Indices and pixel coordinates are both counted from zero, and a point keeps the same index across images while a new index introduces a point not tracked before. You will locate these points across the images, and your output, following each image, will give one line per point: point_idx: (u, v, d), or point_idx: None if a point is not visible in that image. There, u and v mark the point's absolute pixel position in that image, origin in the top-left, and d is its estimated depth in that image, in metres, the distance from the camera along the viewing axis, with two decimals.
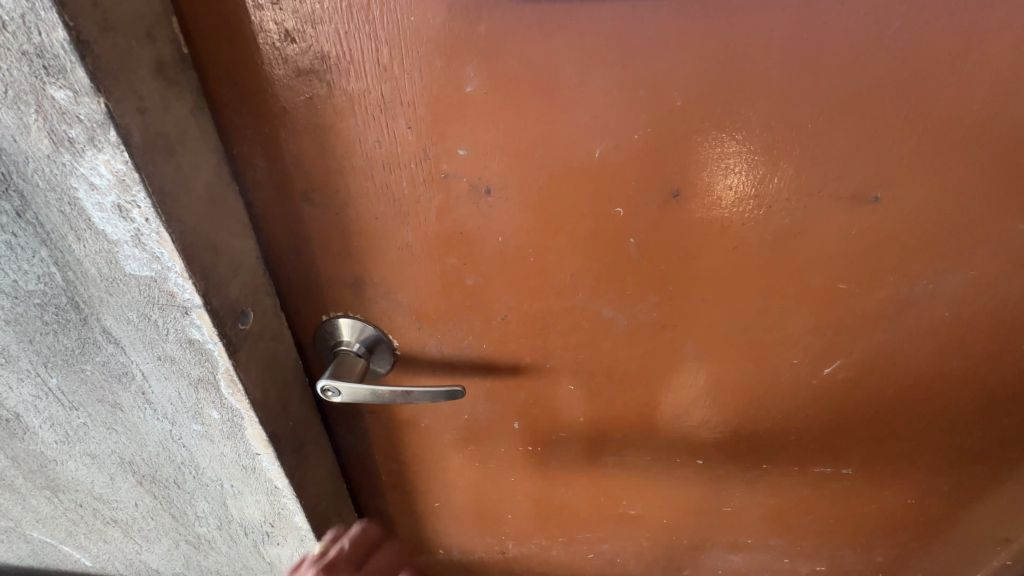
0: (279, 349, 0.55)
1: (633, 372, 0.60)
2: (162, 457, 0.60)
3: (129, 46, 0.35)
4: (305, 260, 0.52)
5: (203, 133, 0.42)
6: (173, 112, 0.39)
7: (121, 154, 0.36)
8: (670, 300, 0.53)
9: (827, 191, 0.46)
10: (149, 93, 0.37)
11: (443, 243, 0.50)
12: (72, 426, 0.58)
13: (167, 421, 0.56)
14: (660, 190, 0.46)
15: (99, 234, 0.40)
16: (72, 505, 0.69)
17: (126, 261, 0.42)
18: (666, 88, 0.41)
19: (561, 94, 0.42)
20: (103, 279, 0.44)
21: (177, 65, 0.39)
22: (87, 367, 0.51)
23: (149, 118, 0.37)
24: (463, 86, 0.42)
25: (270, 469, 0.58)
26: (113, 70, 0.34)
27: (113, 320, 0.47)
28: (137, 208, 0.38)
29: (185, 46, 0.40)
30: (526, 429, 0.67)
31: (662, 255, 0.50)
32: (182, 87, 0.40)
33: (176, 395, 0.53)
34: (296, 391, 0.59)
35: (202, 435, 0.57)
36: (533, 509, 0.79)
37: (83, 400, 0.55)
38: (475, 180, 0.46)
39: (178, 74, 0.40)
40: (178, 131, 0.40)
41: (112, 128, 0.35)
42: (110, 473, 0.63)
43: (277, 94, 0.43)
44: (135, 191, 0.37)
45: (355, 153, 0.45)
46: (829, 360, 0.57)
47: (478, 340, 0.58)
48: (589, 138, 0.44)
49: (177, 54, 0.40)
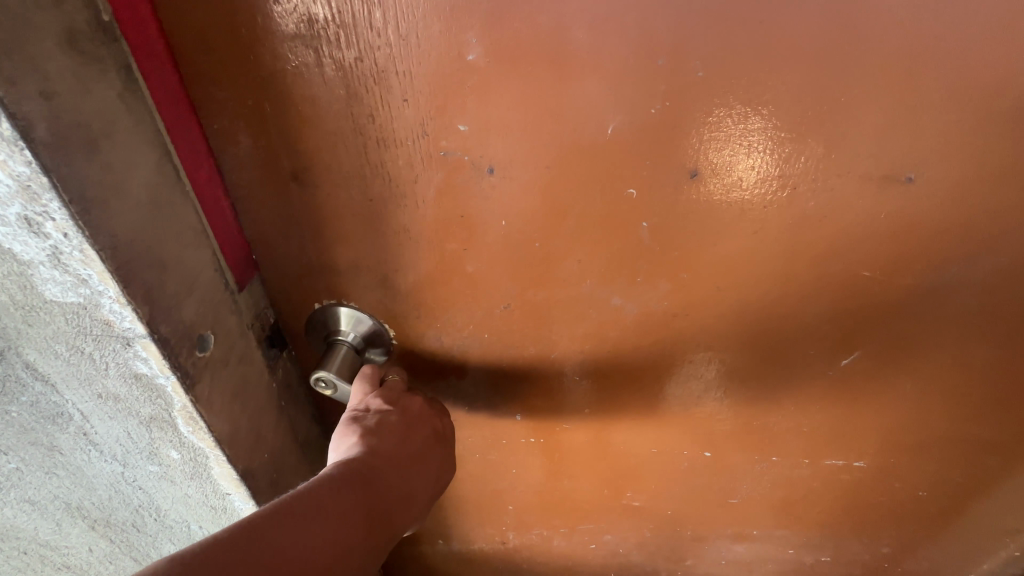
0: (249, 373, 0.51)
1: (641, 361, 0.57)
2: (115, 499, 0.60)
3: (26, 13, 0.29)
4: (294, 244, 0.49)
5: (135, 123, 0.37)
6: (92, 96, 0.34)
7: (21, 152, 0.30)
8: (683, 288, 0.50)
9: (855, 172, 0.42)
10: (58, 73, 0.31)
11: (443, 226, 0.47)
12: (6, 471, 0.56)
13: (118, 462, 0.54)
14: (678, 169, 0.43)
15: (5, 253, 0.36)
16: (17, 552, 0.69)
17: (47, 285, 0.37)
18: (687, 56, 0.37)
19: (571, 66, 0.38)
20: (20, 308, 0.39)
21: (96, 35, 0.34)
22: (14, 410, 0.49)
23: (59, 105, 0.31)
24: (463, 54, 0.38)
25: (242, 508, 0.57)
26: (7, 45, 0.28)
27: (37, 355, 0.43)
28: (51, 221, 0.33)
29: (104, 11, 0.34)
30: (529, 420, 0.65)
31: (676, 241, 0.47)
32: (105, 65, 0.34)
33: (125, 434, 0.50)
34: (270, 418, 0.56)
35: (161, 475, 0.55)
36: (535, 500, 0.77)
37: (15, 445, 0.53)
38: (476, 158, 0.43)
39: (97, 47, 0.34)
40: (101, 120, 0.34)
41: (6, 119, 0.29)
42: (55, 519, 0.63)
43: (259, 63, 0.39)
44: (45, 199, 0.32)
45: (347, 130, 0.42)
46: (847, 351, 0.55)
47: (479, 329, 0.55)
48: (601, 114, 0.40)
49: (96, 22, 0.34)
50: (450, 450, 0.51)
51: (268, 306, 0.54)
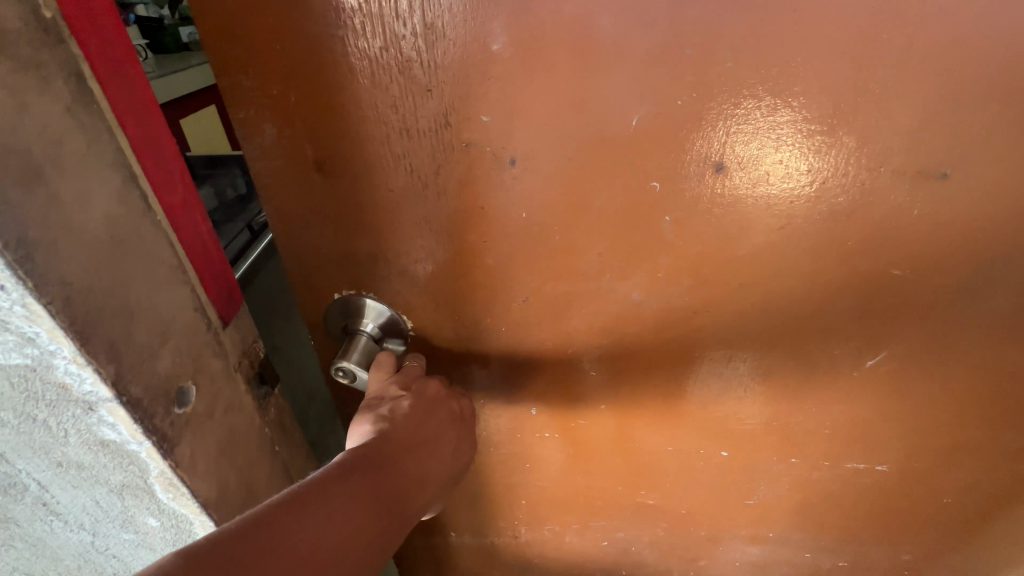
0: (237, 424, 0.49)
1: (660, 358, 0.57)
2: (85, 566, 0.61)
3: None
4: (315, 233, 0.50)
5: (91, 145, 0.34)
6: (32, 114, 0.30)
7: None
8: (704, 284, 0.50)
9: (887, 168, 0.41)
10: None
11: (464, 218, 0.47)
12: None
13: (87, 531, 0.55)
14: (703, 162, 0.42)
15: None
16: None
17: None
18: (717, 46, 0.36)
19: (596, 57, 0.38)
20: None
21: (38, 40, 0.30)
22: None
23: None
24: (488, 44, 0.38)
25: None
26: None
27: None
28: None
29: (46, 7, 0.30)
30: (544, 414, 0.65)
31: (698, 236, 0.46)
32: (49, 74, 0.31)
33: (94, 502, 0.50)
34: (263, 467, 0.54)
35: (136, 542, 0.55)
36: (548, 495, 0.77)
37: None
38: (498, 150, 0.43)
39: (37, 51, 0.30)
40: (46, 144, 0.31)
41: None
42: None
43: (286, 51, 0.39)
44: None
45: (370, 119, 0.42)
46: (873, 352, 0.54)
47: (497, 322, 0.55)
48: (626, 105, 0.40)
49: (36, 22, 0.30)
50: (469, 435, 0.52)
51: (255, 339, 0.52)
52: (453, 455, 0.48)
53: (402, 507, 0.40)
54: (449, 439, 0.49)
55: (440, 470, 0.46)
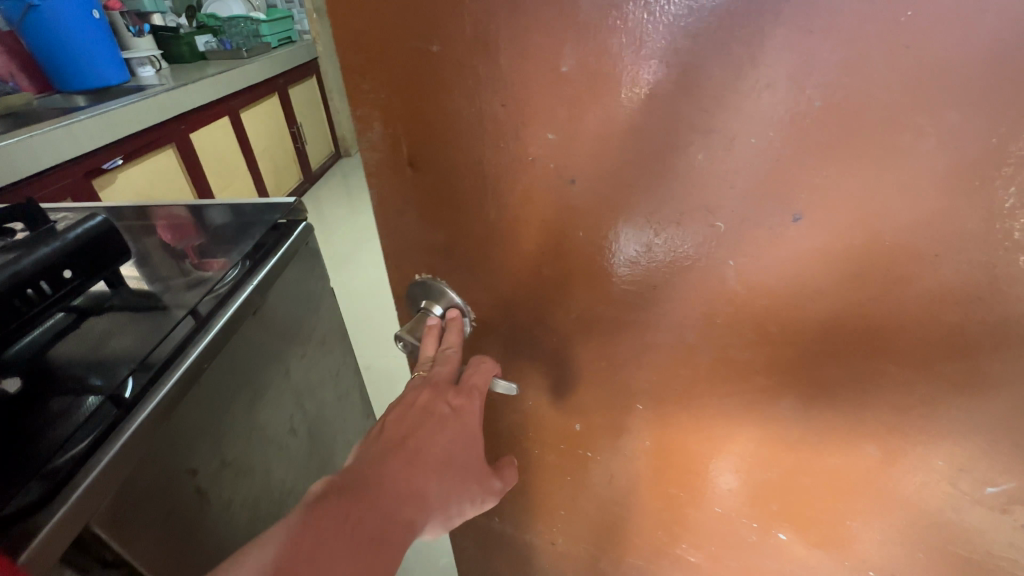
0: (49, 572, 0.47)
1: (715, 411, 0.53)
2: None
3: None
4: (404, 220, 0.56)
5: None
6: None
7: None
8: (771, 345, 0.45)
9: (1020, 241, 0.34)
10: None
11: (524, 228, 0.49)
12: None
13: None
14: (778, 209, 0.38)
15: None
16: None
17: None
18: (801, 82, 0.33)
19: (663, 86, 0.36)
20: None
21: None
22: None
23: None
24: (557, 67, 0.39)
25: None
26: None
27: None
28: None
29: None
30: (587, 434, 0.65)
31: (767, 289, 0.42)
32: None
33: None
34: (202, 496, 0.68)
35: None
36: (587, 514, 0.75)
37: None
38: (560, 168, 0.43)
39: None
40: None
41: None
42: None
43: (393, 63, 0.44)
44: None
45: (450, 127, 0.46)
46: (994, 479, 0.44)
47: (549, 333, 0.56)
48: (693, 138, 0.37)
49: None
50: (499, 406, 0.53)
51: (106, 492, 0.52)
52: (454, 450, 0.48)
53: (390, 511, 0.41)
54: (447, 434, 0.47)
55: (434, 461, 0.46)
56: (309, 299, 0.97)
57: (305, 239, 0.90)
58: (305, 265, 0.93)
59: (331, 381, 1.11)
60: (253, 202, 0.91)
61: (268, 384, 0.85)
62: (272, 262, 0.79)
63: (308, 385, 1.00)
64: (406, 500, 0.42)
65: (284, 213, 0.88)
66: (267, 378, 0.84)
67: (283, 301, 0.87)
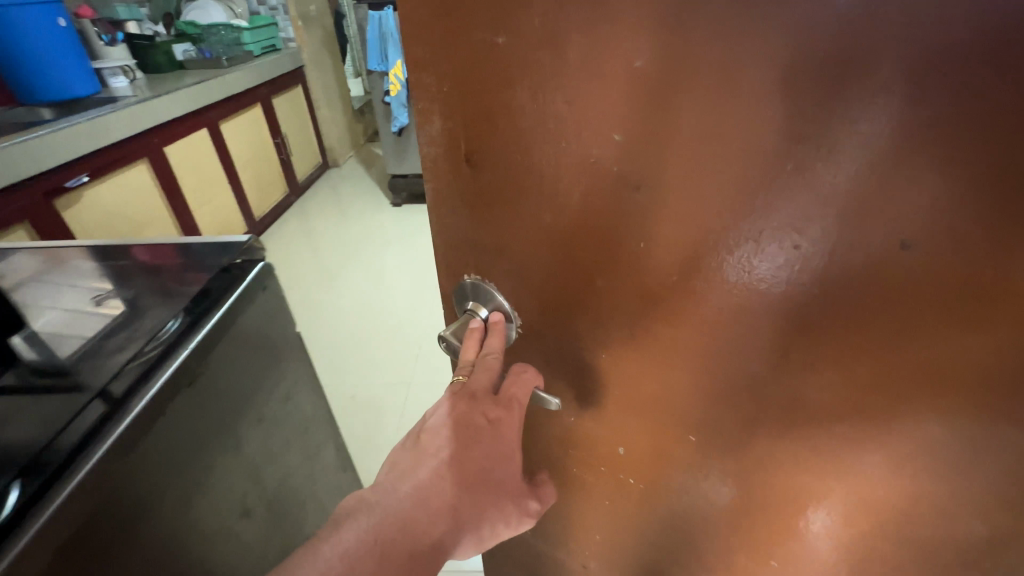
0: None
1: (782, 451, 0.47)
2: None
3: None
4: (457, 219, 0.54)
5: None
6: None
7: None
8: (854, 387, 0.40)
9: None
10: None
11: (580, 236, 0.46)
12: None
13: None
14: (881, 236, 0.33)
15: None
16: None
17: None
18: (928, 83, 0.27)
19: (752, 85, 0.32)
20: None
21: None
22: None
23: None
24: (631, 62, 0.35)
25: None
26: None
27: None
28: None
29: None
30: (632, 459, 0.60)
31: (855, 325, 0.37)
32: None
33: None
34: None
35: None
36: (627, 544, 0.71)
37: None
38: (625, 173, 0.40)
39: None
40: None
41: None
42: None
43: (456, 56, 0.43)
44: None
45: (510, 125, 0.43)
46: None
47: (598, 349, 0.53)
48: (783, 147, 0.33)
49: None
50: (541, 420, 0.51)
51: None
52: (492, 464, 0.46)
53: (415, 534, 0.41)
54: (486, 447, 0.46)
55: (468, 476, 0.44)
56: (265, 369, 0.94)
57: (261, 279, 0.91)
58: (271, 306, 0.94)
59: (309, 435, 1.10)
60: (219, 241, 0.92)
61: (232, 437, 0.84)
62: (219, 313, 0.81)
63: (280, 441, 0.99)
64: (433, 520, 0.42)
65: (234, 256, 0.89)
66: (230, 430, 0.84)
67: (241, 352, 0.87)
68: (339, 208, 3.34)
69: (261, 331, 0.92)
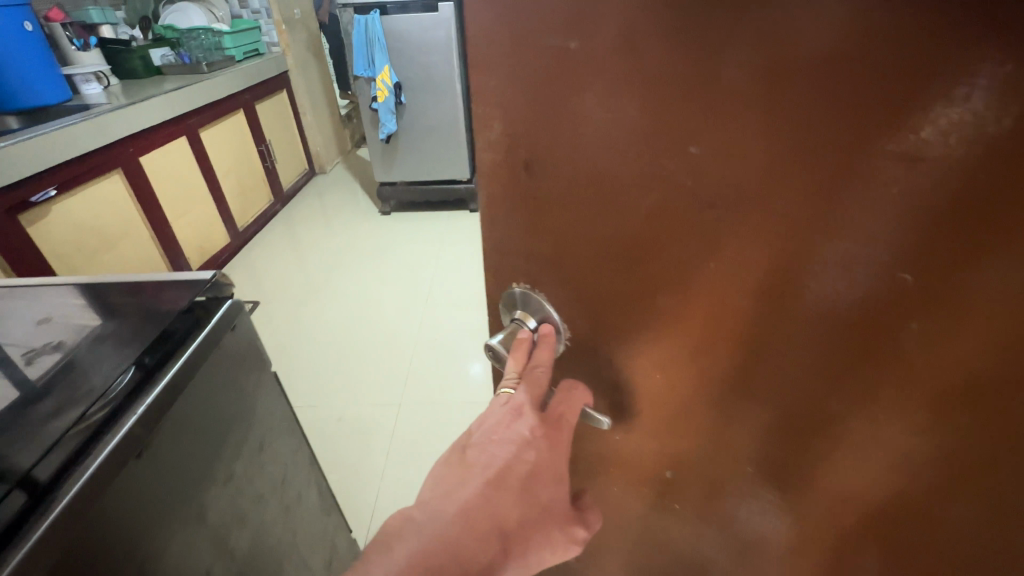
0: None
1: (856, 480, 0.45)
2: None
3: None
4: (503, 229, 0.52)
5: None
6: None
7: None
8: (947, 421, 0.37)
9: None
10: None
11: (646, 251, 0.43)
12: None
13: None
14: (996, 263, 0.30)
15: None
16: None
17: None
18: None
19: (860, 97, 0.30)
20: None
21: None
22: None
23: None
24: (719, 68, 0.33)
25: None
26: None
27: None
28: None
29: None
30: (684, 478, 0.58)
31: (956, 357, 0.35)
32: None
33: None
34: None
35: None
36: (672, 563, 0.68)
37: None
38: (702, 186, 0.38)
39: None
40: None
41: None
42: None
43: (517, 60, 0.41)
44: None
45: (573, 132, 0.41)
46: None
47: (656, 366, 0.51)
48: (890, 164, 0.31)
49: None
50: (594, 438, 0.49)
51: None
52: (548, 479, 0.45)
53: (468, 556, 0.40)
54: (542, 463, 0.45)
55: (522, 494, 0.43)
56: (238, 420, 0.82)
57: (230, 319, 0.80)
58: (244, 346, 0.84)
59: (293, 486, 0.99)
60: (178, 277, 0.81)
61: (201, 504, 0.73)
62: (183, 361, 0.70)
63: (260, 495, 0.88)
64: (486, 542, 0.41)
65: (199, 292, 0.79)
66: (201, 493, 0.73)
67: (208, 404, 0.75)
68: (331, 220, 3.30)
69: (234, 375, 0.81)
